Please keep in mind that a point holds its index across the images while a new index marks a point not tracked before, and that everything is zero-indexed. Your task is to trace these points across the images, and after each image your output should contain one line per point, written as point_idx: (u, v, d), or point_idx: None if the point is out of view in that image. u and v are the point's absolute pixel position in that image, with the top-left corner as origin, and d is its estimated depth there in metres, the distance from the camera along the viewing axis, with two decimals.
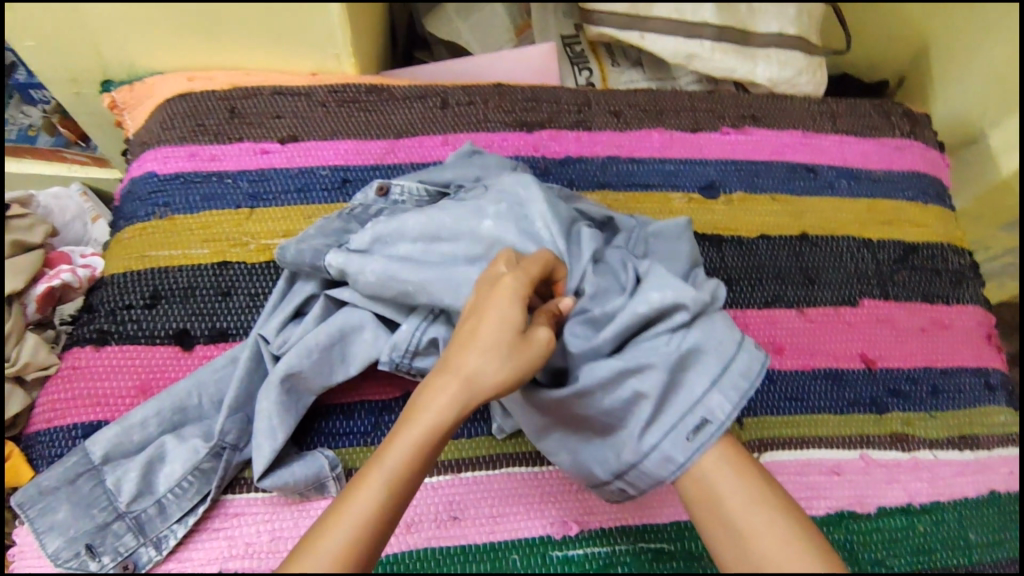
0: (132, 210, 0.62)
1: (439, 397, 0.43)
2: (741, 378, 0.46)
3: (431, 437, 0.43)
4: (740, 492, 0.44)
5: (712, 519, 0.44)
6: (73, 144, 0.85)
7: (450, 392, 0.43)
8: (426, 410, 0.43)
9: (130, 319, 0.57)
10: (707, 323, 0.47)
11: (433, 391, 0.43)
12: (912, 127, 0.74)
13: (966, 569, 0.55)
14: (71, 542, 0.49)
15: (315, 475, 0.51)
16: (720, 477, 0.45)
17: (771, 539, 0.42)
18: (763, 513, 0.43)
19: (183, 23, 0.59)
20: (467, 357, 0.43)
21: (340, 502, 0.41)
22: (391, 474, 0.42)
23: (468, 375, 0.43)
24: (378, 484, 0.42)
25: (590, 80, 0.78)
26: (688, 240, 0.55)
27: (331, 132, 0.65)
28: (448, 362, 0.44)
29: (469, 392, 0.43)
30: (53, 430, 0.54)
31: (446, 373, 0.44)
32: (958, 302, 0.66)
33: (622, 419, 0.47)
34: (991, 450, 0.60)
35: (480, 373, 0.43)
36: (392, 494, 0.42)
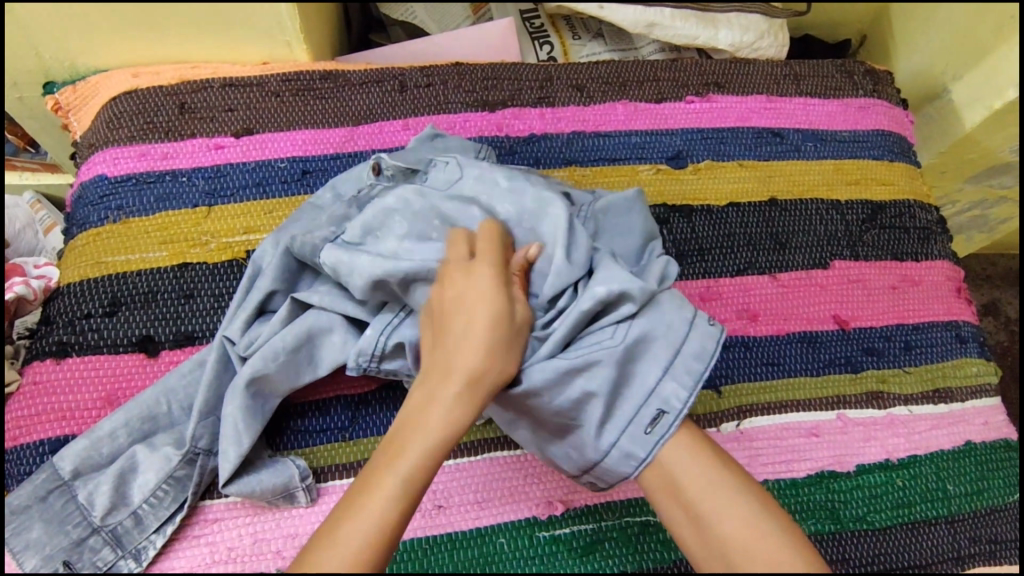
0: (84, 215, 0.59)
1: (450, 398, 0.43)
2: (693, 360, 0.46)
3: (442, 438, 0.42)
4: (701, 476, 0.44)
5: (674, 505, 0.44)
6: (22, 150, 0.81)
7: (457, 391, 0.43)
8: (434, 413, 0.43)
9: (90, 328, 0.55)
10: (656, 311, 0.47)
11: (437, 392, 0.43)
12: (875, 86, 0.73)
13: (946, 519, 0.56)
14: (47, 560, 0.48)
15: (285, 485, 0.50)
16: (680, 463, 0.45)
17: (732, 521, 0.42)
18: (723, 494, 0.43)
19: (125, 16, 0.57)
20: (474, 354, 0.44)
21: (350, 511, 0.40)
22: (407, 479, 0.41)
23: (474, 372, 0.43)
24: (394, 487, 0.41)
25: (552, 54, 0.77)
26: (639, 210, 0.54)
27: (287, 123, 0.63)
28: (449, 363, 0.44)
29: (478, 391, 0.43)
30: (19, 449, 0.52)
31: (451, 375, 0.43)
32: (927, 258, 0.67)
33: (576, 418, 0.47)
34: (965, 402, 0.61)
35: (488, 368, 0.44)
36: (410, 498, 0.41)
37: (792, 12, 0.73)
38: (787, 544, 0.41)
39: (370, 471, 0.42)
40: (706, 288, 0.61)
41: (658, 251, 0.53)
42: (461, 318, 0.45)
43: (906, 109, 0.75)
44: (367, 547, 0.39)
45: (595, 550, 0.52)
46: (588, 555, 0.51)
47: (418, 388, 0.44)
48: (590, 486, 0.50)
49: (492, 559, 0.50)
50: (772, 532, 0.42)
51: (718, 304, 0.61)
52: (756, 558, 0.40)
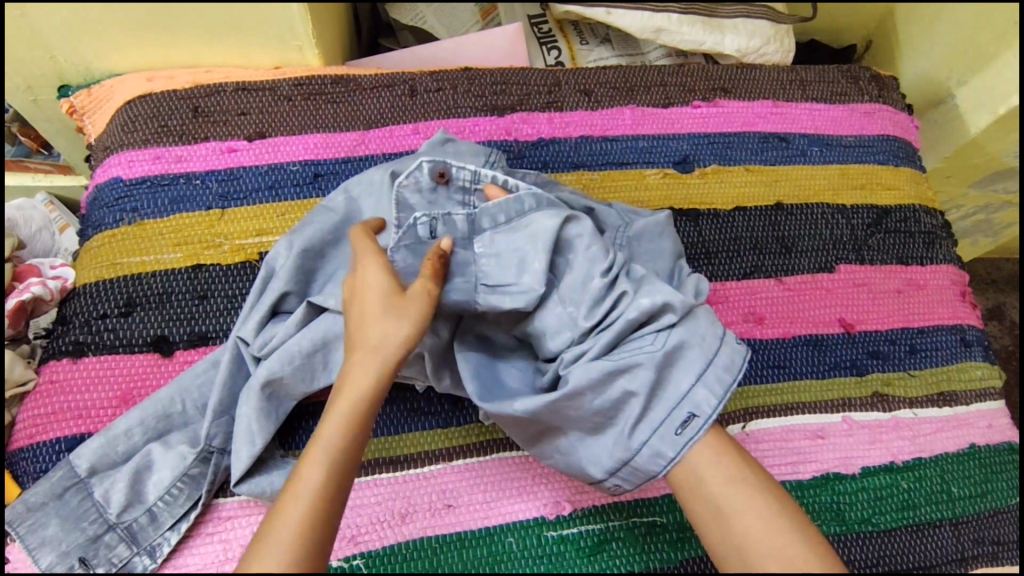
0: (99, 217, 0.60)
1: (358, 369, 0.44)
2: (728, 365, 0.47)
3: (359, 403, 0.43)
4: (725, 473, 0.45)
5: (699, 503, 0.45)
6: (35, 152, 0.83)
7: (363, 359, 0.44)
8: (350, 379, 0.44)
9: (105, 328, 0.56)
10: (693, 320, 0.48)
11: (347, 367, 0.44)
12: (880, 91, 0.74)
13: (950, 522, 0.56)
14: (64, 557, 0.48)
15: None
16: (703, 459, 0.46)
17: (753, 517, 0.43)
18: (741, 489, 0.44)
19: (142, 23, 0.58)
20: (370, 329, 0.45)
21: (289, 485, 0.41)
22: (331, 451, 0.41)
23: (372, 341, 0.44)
24: (321, 457, 0.41)
25: (560, 59, 0.78)
26: (670, 236, 0.56)
27: (299, 127, 0.64)
28: (354, 341, 0.45)
29: (382, 357, 0.44)
30: (35, 447, 0.53)
31: (359, 347, 0.45)
32: (932, 262, 0.67)
33: (611, 417, 0.48)
34: (969, 406, 0.62)
35: (386, 340, 0.44)
36: (338, 466, 0.41)
37: (798, 18, 0.73)
38: (806, 544, 0.42)
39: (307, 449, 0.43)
40: (713, 291, 0.62)
41: (687, 270, 0.55)
42: (362, 300, 0.46)
43: (912, 115, 0.76)
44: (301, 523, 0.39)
45: (602, 550, 0.52)
46: (596, 555, 0.52)
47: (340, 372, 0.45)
48: (609, 491, 0.50)
49: (501, 558, 0.51)
50: (790, 532, 0.42)
51: (723, 307, 0.61)
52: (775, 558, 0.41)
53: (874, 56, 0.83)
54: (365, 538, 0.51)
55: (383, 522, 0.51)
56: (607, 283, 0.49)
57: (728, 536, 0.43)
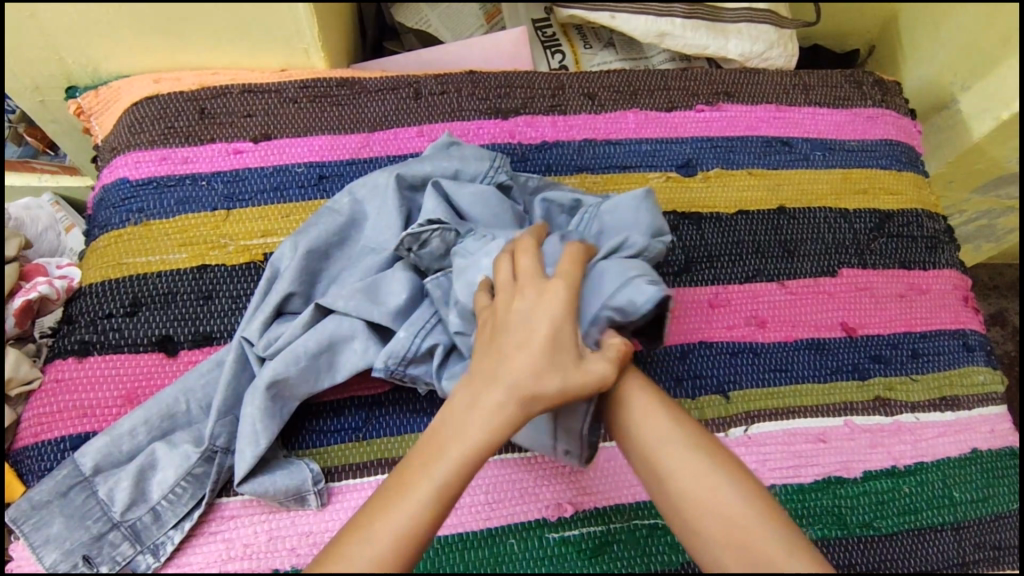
0: (106, 217, 0.61)
1: (485, 413, 0.42)
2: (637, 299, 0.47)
3: (479, 450, 0.42)
4: (657, 426, 0.46)
5: (643, 468, 0.46)
6: (42, 153, 0.83)
7: (500, 403, 0.42)
8: (476, 424, 0.42)
9: (110, 327, 0.56)
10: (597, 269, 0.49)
11: (478, 402, 0.43)
12: (883, 95, 0.74)
13: (952, 526, 0.56)
14: (68, 555, 0.49)
15: (298, 487, 0.51)
16: (636, 421, 0.47)
17: (689, 476, 0.44)
18: (677, 448, 0.45)
19: (149, 26, 0.58)
20: (515, 371, 0.43)
21: (382, 509, 0.40)
22: (432, 494, 0.41)
23: (517, 390, 0.42)
24: (426, 497, 0.40)
25: (563, 63, 0.78)
26: (647, 209, 0.54)
27: (305, 129, 0.64)
28: (495, 373, 0.43)
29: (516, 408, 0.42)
30: (40, 445, 0.53)
31: (496, 384, 0.43)
32: (934, 266, 0.67)
33: None
34: (972, 410, 0.62)
35: (524, 388, 0.42)
36: (440, 507, 0.41)
37: (801, 22, 0.73)
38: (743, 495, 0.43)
39: (406, 476, 0.42)
40: (714, 295, 0.62)
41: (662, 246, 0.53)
42: (506, 330, 0.44)
43: (914, 120, 0.76)
44: (390, 555, 0.39)
45: (604, 552, 0.52)
46: (598, 557, 0.52)
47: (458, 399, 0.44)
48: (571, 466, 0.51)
49: (502, 559, 0.51)
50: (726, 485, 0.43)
51: (726, 311, 0.62)
52: (717, 514, 0.42)
53: (878, 62, 0.83)
54: None
55: None
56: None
57: (673, 501, 0.44)
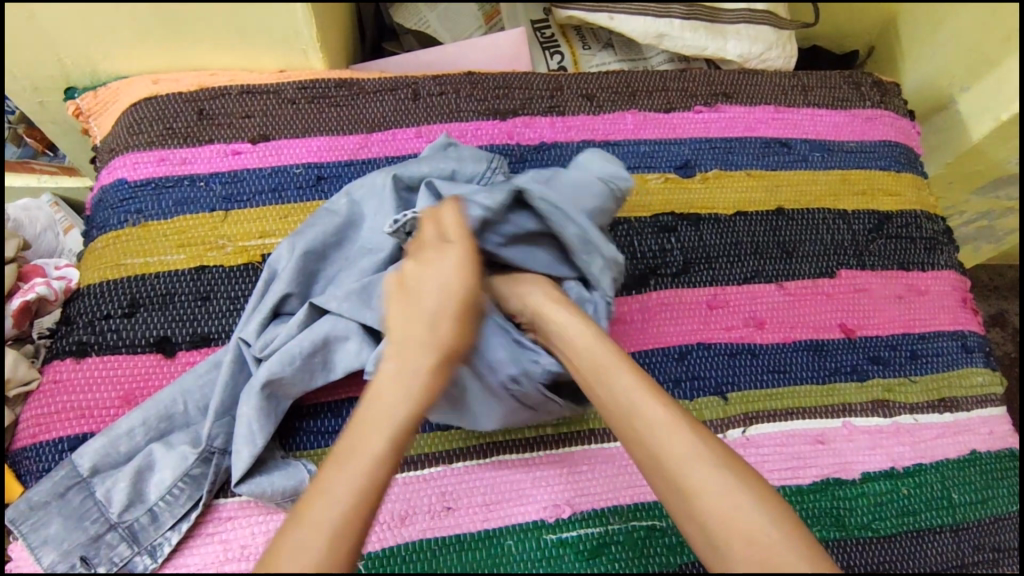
0: (105, 218, 0.61)
1: (417, 371, 0.43)
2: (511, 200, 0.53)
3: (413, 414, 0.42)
4: (635, 398, 0.45)
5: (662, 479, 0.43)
6: (41, 154, 0.83)
7: (431, 365, 0.43)
8: (406, 386, 0.43)
9: (108, 328, 0.56)
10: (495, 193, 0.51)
11: (409, 363, 0.43)
12: (882, 96, 0.74)
13: (951, 528, 0.56)
14: (66, 555, 0.49)
15: (296, 487, 0.51)
16: (654, 430, 0.44)
17: (711, 490, 0.40)
18: (698, 462, 0.42)
19: (147, 27, 0.58)
20: (450, 330, 0.45)
21: (322, 480, 0.39)
22: (380, 459, 0.40)
23: (445, 348, 0.44)
24: (366, 461, 0.40)
25: (562, 64, 0.78)
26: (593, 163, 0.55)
27: (304, 130, 0.64)
28: (417, 336, 0.44)
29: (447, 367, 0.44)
30: (38, 446, 0.53)
31: (417, 345, 0.44)
32: (933, 267, 0.67)
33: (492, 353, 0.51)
34: (970, 412, 0.62)
35: (456, 347, 0.45)
36: (381, 471, 0.40)
37: (800, 23, 0.73)
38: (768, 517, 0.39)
39: (342, 447, 0.41)
40: (713, 296, 0.62)
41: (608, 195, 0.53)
42: (426, 292, 0.46)
43: (913, 121, 0.76)
44: (335, 523, 0.37)
45: (602, 553, 0.52)
46: (596, 558, 0.52)
47: (388, 367, 0.44)
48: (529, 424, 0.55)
49: (500, 561, 0.51)
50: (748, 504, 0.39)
51: (724, 312, 0.62)
52: (737, 531, 0.38)
53: (877, 63, 0.83)
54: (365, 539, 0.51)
55: (383, 523, 0.52)
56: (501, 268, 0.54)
57: (692, 513, 0.40)
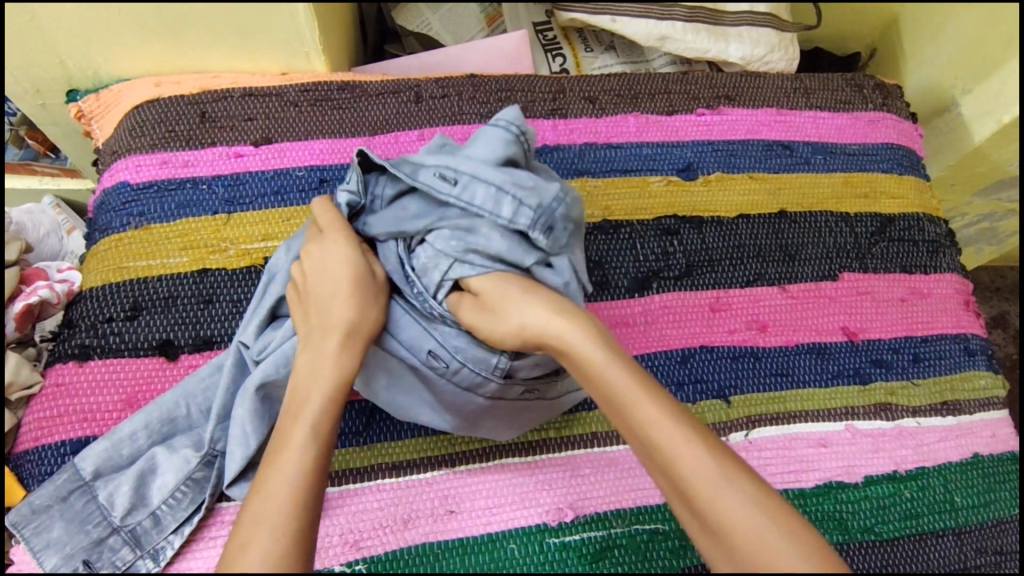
0: (107, 221, 0.61)
1: (333, 352, 0.44)
2: (373, 173, 0.54)
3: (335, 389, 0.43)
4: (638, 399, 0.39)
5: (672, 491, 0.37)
6: (42, 156, 0.83)
7: (338, 344, 0.44)
8: (325, 366, 0.43)
9: (111, 331, 0.56)
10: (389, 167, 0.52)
11: (317, 349, 0.44)
12: (884, 99, 0.74)
13: (953, 531, 0.56)
14: (68, 559, 0.49)
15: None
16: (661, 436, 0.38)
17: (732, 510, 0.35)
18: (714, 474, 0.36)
19: (149, 29, 0.58)
20: (346, 308, 0.45)
21: (266, 470, 0.39)
22: (312, 436, 0.40)
23: (347, 324, 0.45)
24: (302, 442, 0.40)
25: (564, 66, 0.78)
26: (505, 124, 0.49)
27: (306, 133, 0.64)
28: (322, 322, 0.45)
29: (356, 342, 0.45)
30: (41, 449, 0.53)
31: (326, 328, 0.45)
32: (935, 270, 0.67)
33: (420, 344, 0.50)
34: (972, 415, 0.62)
35: (360, 321, 0.45)
36: (320, 446, 0.40)
37: (803, 26, 0.73)
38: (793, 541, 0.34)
39: (277, 442, 0.41)
40: (715, 299, 0.62)
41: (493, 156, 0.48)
42: (312, 285, 0.47)
43: (915, 123, 0.76)
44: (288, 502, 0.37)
45: (605, 557, 0.52)
46: (598, 562, 0.52)
47: (303, 361, 0.44)
48: (511, 431, 0.54)
49: (501, 565, 0.51)
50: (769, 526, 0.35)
51: (727, 315, 0.62)
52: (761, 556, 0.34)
53: (879, 65, 0.83)
54: (367, 543, 0.51)
55: (385, 527, 0.52)
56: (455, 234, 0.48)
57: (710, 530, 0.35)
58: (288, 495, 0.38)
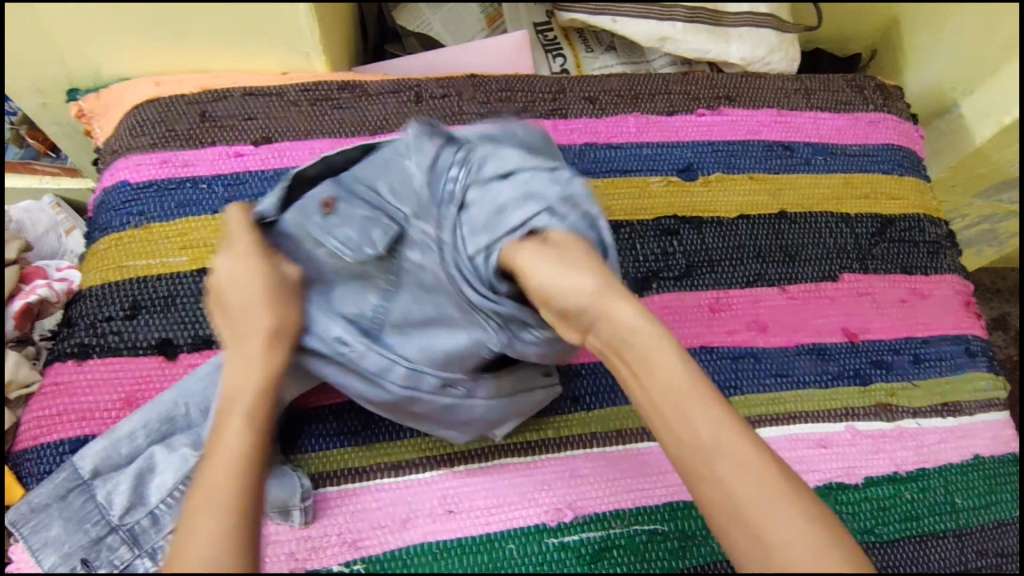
0: (106, 220, 0.61)
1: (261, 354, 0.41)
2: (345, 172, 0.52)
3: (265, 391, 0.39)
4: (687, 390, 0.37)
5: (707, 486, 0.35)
6: (43, 155, 0.83)
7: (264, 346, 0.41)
8: (251, 370, 0.40)
9: (110, 330, 0.56)
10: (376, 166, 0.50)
11: (239, 356, 0.41)
12: (885, 100, 0.74)
13: (953, 533, 0.56)
14: (66, 557, 0.49)
15: (284, 501, 0.50)
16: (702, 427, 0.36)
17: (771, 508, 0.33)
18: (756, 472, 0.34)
19: (150, 28, 0.58)
20: (267, 314, 0.42)
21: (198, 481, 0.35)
22: (246, 437, 0.37)
23: (270, 327, 0.42)
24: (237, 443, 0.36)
25: (564, 67, 0.78)
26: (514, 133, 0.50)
27: (306, 133, 0.64)
28: (241, 330, 0.42)
29: (284, 343, 0.42)
30: (40, 448, 0.53)
31: (245, 334, 0.42)
32: (935, 271, 0.67)
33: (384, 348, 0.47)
34: (973, 416, 0.61)
35: (285, 325, 0.43)
36: (257, 446, 0.37)
37: (803, 26, 0.73)
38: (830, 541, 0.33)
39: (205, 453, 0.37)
40: (715, 299, 0.62)
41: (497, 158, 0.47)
42: (227, 296, 0.43)
43: (916, 124, 0.76)
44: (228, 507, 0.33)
45: (604, 557, 0.52)
46: (597, 562, 0.52)
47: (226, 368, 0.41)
48: (463, 435, 0.52)
49: (500, 565, 0.51)
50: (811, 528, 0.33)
51: (727, 315, 0.62)
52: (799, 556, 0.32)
53: (879, 67, 0.83)
54: (366, 543, 0.51)
55: (385, 527, 0.52)
56: (457, 207, 0.46)
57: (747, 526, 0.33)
58: (220, 497, 0.34)
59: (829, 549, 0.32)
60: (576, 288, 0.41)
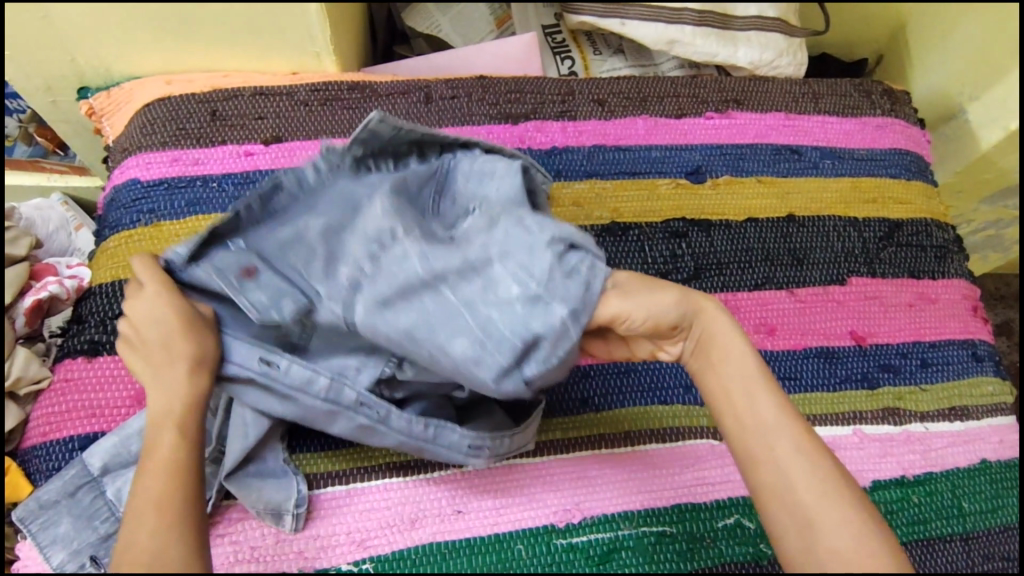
0: (117, 217, 0.61)
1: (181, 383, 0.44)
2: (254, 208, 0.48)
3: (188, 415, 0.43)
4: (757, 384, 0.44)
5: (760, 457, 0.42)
6: (51, 153, 0.83)
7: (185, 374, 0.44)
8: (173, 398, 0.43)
9: (120, 327, 0.57)
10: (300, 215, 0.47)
11: (162, 385, 0.43)
12: (892, 105, 0.74)
13: (961, 537, 0.56)
14: (75, 555, 0.49)
15: (279, 503, 0.50)
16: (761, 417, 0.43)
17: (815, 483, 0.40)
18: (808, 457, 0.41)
19: (160, 27, 0.59)
20: (186, 343, 0.44)
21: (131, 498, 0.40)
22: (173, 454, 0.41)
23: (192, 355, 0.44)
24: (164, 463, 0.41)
25: (573, 69, 0.78)
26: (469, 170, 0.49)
27: (316, 133, 0.65)
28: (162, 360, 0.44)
29: (207, 369, 0.45)
30: (49, 444, 0.53)
31: (166, 364, 0.44)
32: (943, 276, 0.67)
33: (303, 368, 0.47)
34: (981, 421, 0.61)
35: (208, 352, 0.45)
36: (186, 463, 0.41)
37: (811, 31, 0.73)
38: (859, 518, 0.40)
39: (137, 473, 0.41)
40: (724, 302, 0.62)
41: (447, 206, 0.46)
42: (142, 330, 0.45)
43: (923, 129, 0.76)
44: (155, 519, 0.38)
45: (612, 559, 0.52)
46: (605, 564, 0.52)
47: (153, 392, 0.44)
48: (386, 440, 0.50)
49: (509, 565, 0.51)
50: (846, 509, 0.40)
51: (735, 318, 0.62)
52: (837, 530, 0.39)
53: (886, 72, 0.83)
54: (374, 542, 0.51)
55: (394, 526, 0.52)
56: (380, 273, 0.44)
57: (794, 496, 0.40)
58: (155, 510, 0.39)
59: (859, 523, 0.39)
60: (662, 304, 0.44)
